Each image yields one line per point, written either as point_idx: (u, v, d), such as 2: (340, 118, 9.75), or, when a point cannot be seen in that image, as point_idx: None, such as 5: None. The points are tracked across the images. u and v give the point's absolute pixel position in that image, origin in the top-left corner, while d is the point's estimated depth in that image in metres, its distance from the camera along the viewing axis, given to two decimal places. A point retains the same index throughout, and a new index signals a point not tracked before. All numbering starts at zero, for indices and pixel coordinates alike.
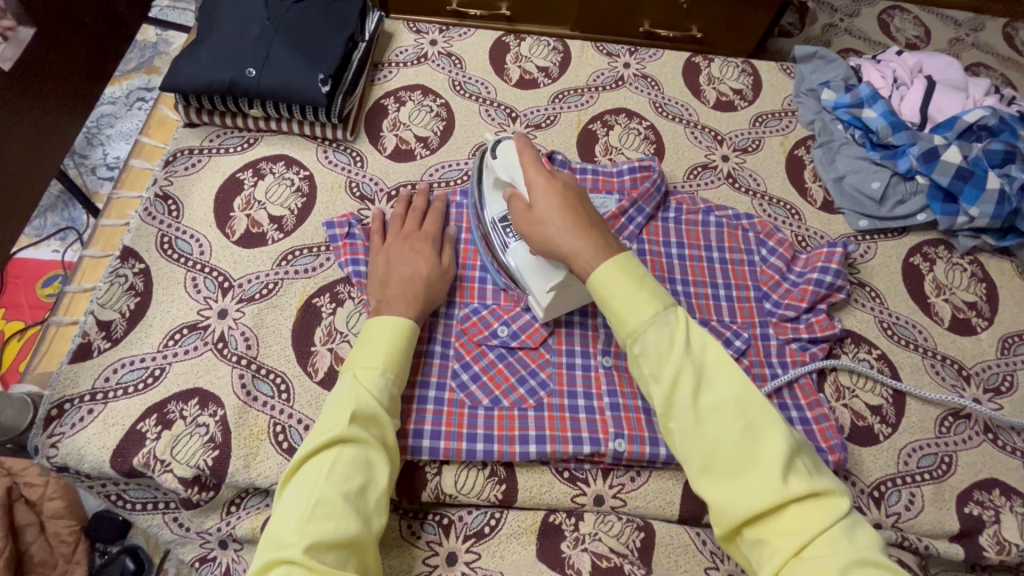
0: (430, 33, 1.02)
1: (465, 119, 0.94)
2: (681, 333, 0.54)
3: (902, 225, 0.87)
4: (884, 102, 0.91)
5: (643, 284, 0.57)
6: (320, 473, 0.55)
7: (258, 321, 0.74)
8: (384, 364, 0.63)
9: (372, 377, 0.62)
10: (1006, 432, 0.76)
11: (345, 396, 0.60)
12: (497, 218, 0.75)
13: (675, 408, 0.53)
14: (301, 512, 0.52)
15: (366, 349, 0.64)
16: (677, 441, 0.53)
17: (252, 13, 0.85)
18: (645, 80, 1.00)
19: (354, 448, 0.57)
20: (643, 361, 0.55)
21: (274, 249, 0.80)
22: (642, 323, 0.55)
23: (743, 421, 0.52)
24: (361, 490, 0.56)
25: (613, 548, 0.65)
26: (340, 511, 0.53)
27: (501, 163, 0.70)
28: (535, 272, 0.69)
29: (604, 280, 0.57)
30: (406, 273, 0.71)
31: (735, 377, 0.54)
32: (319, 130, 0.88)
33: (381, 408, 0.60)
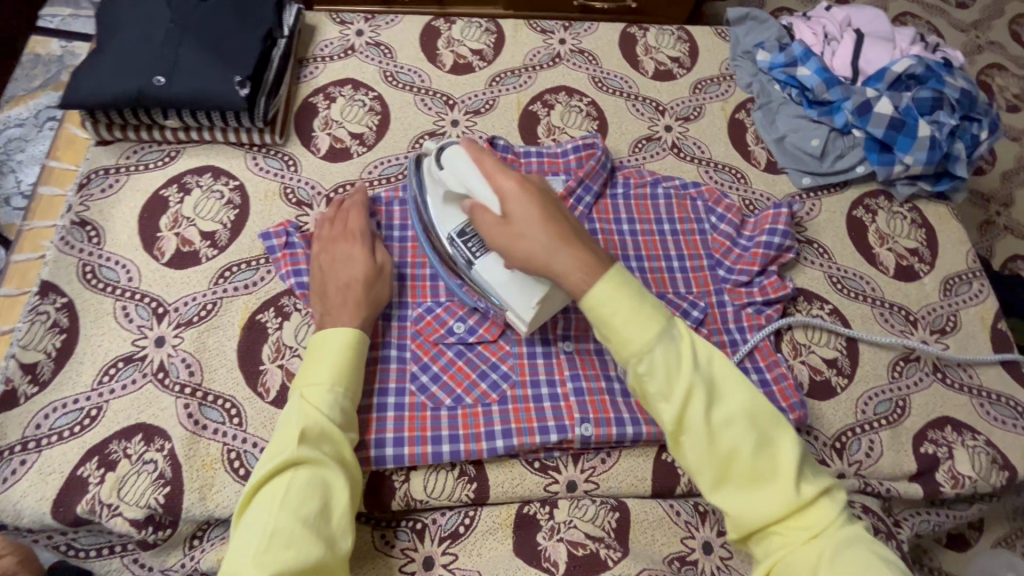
0: (355, 23, 0.97)
1: (400, 111, 0.90)
2: (686, 350, 0.54)
3: (843, 179, 0.89)
4: (816, 59, 0.91)
5: (644, 300, 0.55)
6: (273, 501, 0.53)
7: (199, 345, 0.70)
8: (333, 378, 0.61)
9: (319, 395, 0.60)
10: (954, 370, 0.79)
11: (292, 420, 0.58)
12: (453, 233, 0.69)
13: (687, 428, 0.53)
14: (256, 545, 0.50)
15: (313, 364, 0.63)
16: (688, 454, 0.54)
17: (153, 16, 0.78)
18: (582, 55, 0.98)
19: (307, 469, 0.55)
20: (649, 381, 0.54)
21: (208, 267, 0.75)
22: (648, 342, 0.53)
23: (755, 432, 0.53)
24: (320, 512, 0.54)
25: (589, 532, 0.65)
26: (300, 537, 0.51)
27: (450, 174, 0.65)
28: (514, 286, 0.65)
29: (600, 295, 0.55)
30: (345, 279, 0.68)
31: (741, 387, 0.54)
32: (245, 136, 0.83)
33: (332, 424, 0.59)
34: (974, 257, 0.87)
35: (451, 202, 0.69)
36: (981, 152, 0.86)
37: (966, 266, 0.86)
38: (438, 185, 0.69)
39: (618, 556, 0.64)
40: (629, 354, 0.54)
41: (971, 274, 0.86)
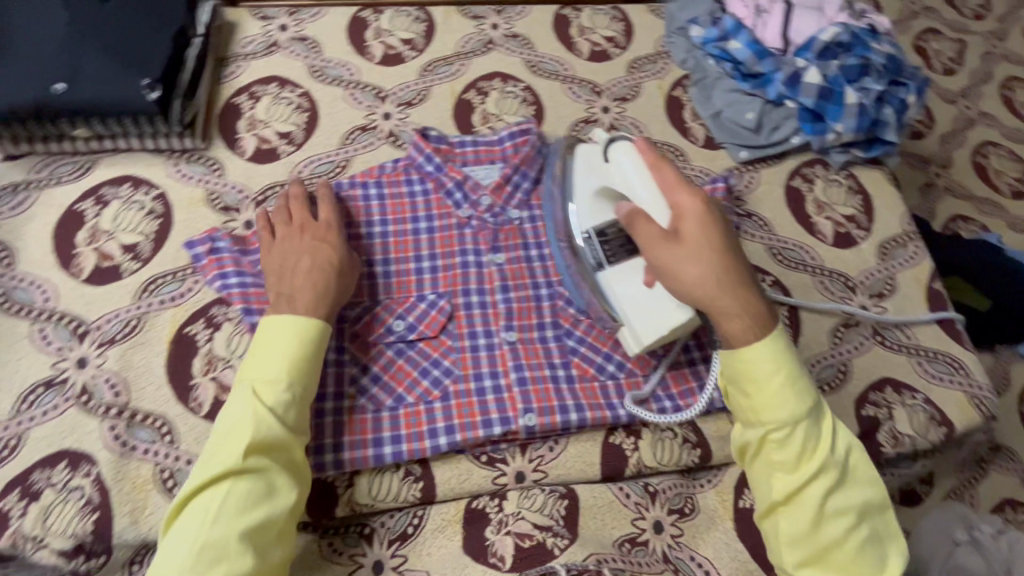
0: (277, 17, 0.94)
1: (329, 107, 0.87)
2: (825, 436, 0.58)
3: (779, 151, 0.89)
4: (747, 32, 0.91)
5: (793, 381, 0.58)
6: (209, 509, 0.52)
7: (124, 364, 0.67)
8: (290, 376, 0.59)
9: (272, 394, 0.57)
10: (892, 332, 0.80)
11: (239, 421, 0.56)
12: (592, 229, 0.71)
13: (799, 502, 0.57)
14: (190, 552, 0.50)
15: (264, 354, 0.60)
16: (786, 526, 0.57)
17: (52, 22, 0.75)
18: (516, 40, 0.96)
19: (249, 479, 0.54)
20: (776, 450, 0.58)
21: (131, 281, 0.72)
22: (788, 418, 0.57)
23: (863, 527, 0.56)
24: (261, 521, 0.53)
25: (536, 522, 0.65)
26: (234, 551, 0.51)
27: (618, 173, 0.67)
28: (638, 308, 0.67)
29: (754, 361, 0.58)
30: (302, 269, 0.65)
31: (864, 485, 0.58)
32: (164, 142, 0.79)
33: (284, 428, 0.57)
34: (908, 220, 0.88)
35: (603, 200, 0.71)
36: (910, 116, 0.87)
37: (901, 229, 0.88)
38: (599, 180, 0.71)
39: (565, 544, 0.64)
40: (763, 419, 0.58)
41: (906, 237, 0.87)
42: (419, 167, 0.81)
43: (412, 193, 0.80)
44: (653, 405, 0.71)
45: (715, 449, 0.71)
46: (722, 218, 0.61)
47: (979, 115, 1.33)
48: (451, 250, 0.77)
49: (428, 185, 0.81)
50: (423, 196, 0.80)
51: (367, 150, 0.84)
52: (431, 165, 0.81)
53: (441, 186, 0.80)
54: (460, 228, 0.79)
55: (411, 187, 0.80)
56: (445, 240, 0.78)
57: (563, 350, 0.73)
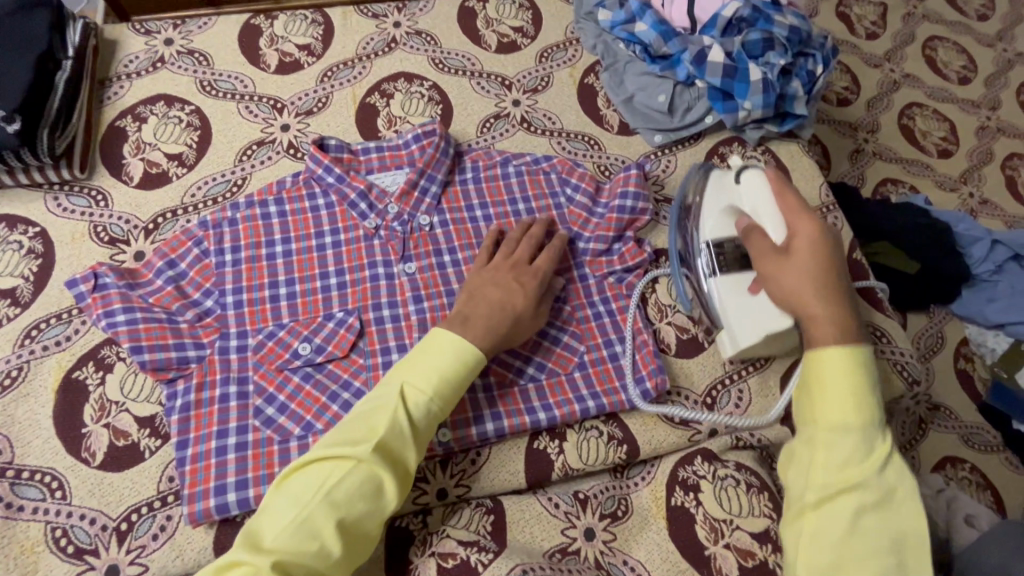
0: (162, 31, 0.88)
1: (223, 123, 0.82)
2: (881, 453, 0.53)
3: (694, 132, 0.88)
4: (653, 12, 0.89)
5: (866, 394, 0.55)
6: (322, 487, 0.52)
7: (6, 418, 0.63)
8: (435, 392, 0.58)
9: (415, 402, 0.58)
10: None
11: (381, 414, 0.56)
12: (712, 242, 0.71)
13: (831, 510, 0.52)
14: (288, 524, 0.51)
15: (421, 360, 0.60)
16: (810, 530, 0.53)
17: None
18: (419, 37, 0.93)
19: (363, 470, 0.54)
20: (821, 450, 0.54)
21: (11, 328, 0.67)
22: (846, 425, 0.54)
23: (894, 558, 0.51)
24: (359, 518, 0.53)
25: (461, 538, 0.62)
26: (327, 536, 0.51)
27: (746, 192, 0.68)
28: (744, 318, 0.68)
29: (827, 364, 0.56)
30: (505, 301, 0.65)
31: (913, 522, 0.52)
32: (39, 175, 0.74)
33: (412, 437, 0.57)
34: (826, 191, 0.87)
35: (725, 217, 0.71)
36: (819, 87, 0.87)
37: (820, 201, 0.86)
38: (725, 196, 0.72)
39: (488, 560, 0.61)
40: (818, 420, 0.56)
41: (826, 208, 0.86)
42: (319, 179, 0.77)
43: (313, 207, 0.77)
44: (576, 405, 0.69)
45: (643, 444, 0.70)
46: (830, 236, 0.62)
47: (903, 77, 1.33)
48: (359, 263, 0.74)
49: (331, 199, 0.77)
50: (327, 210, 0.77)
51: (265, 165, 0.80)
52: (331, 175, 0.77)
53: (344, 200, 0.77)
54: (367, 240, 0.76)
55: (311, 201, 0.77)
56: (351, 253, 0.75)
57: None
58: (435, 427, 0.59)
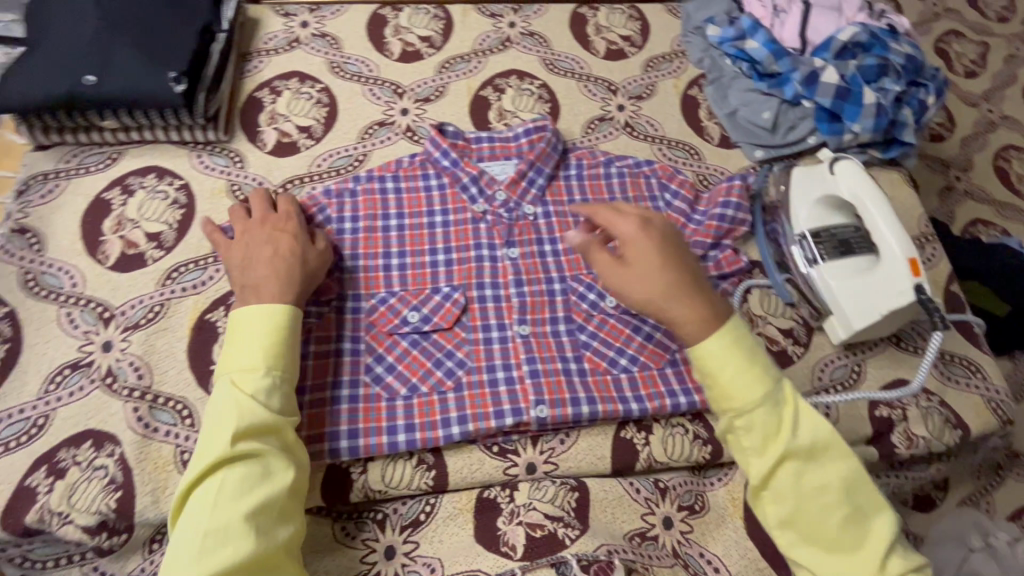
0: (299, 14, 0.95)
1: (349, 102, 0.88)
2: (787, 413, 0.59)
3: (795, 151, 0.88)
4: (764, 31, 0.91)
5: (752, 363, 0.60)
6: (210, 497, 0.53)
7: (148, 348, 0.69)
8: (267, 361, 0.59)
9: (252, 379, 0.57)
10: (909, 333, 0.79)
11: (222, 409, 0.56)
12: (808, 232, 0.76)
13: (775, 484, 0.59)
14: (194, 549, 0.50)
15: (240, 345, 0.59)
16: (772, 507, 0.59)
17: (82, 14, 0.77)
18: (532, 38, 0.97)
19: (243, 465, 0.54)
20: (745, 437, 0.59)
21: (155, 268, 0.74)
22: (752, 402, 0.59)
23: (849, 503, 0.58)
24: (261, 502, 0.53)
25: (548, 513, 0.66)
26: (238, 535, 0.51)
27: (843, 180, 0.76)
28: (855, 299, 0.72)
29: (710, 352, 0.61)
30: (259, 255, 0.65)
31: (842, 460, 0.59)
32: (189, 134, 0.81)
33: (271, 415, 0.57)
34: (926, 222, 0.87)
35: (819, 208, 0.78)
36: (928, 117, 0.87)
37: (919, 230, 0.86)
38: (818, 188, 0.79)
39: (576, 535, 0.64)
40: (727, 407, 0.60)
41: (924, 238, 0.85)
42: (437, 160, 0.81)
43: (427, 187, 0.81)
44: (667, 399, 0.71)
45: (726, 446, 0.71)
46: (660, 235, 0.65)
47: (1000, 119, 1.31)
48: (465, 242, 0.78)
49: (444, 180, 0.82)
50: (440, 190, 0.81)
51: (385, 144, 0.86)
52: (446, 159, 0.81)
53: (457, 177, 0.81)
54: (474, 222, 0.80)
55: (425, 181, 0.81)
56: (458, 232, 0.79)
57: (575, 344, 0.73)
58: (288, 392, 0.60)
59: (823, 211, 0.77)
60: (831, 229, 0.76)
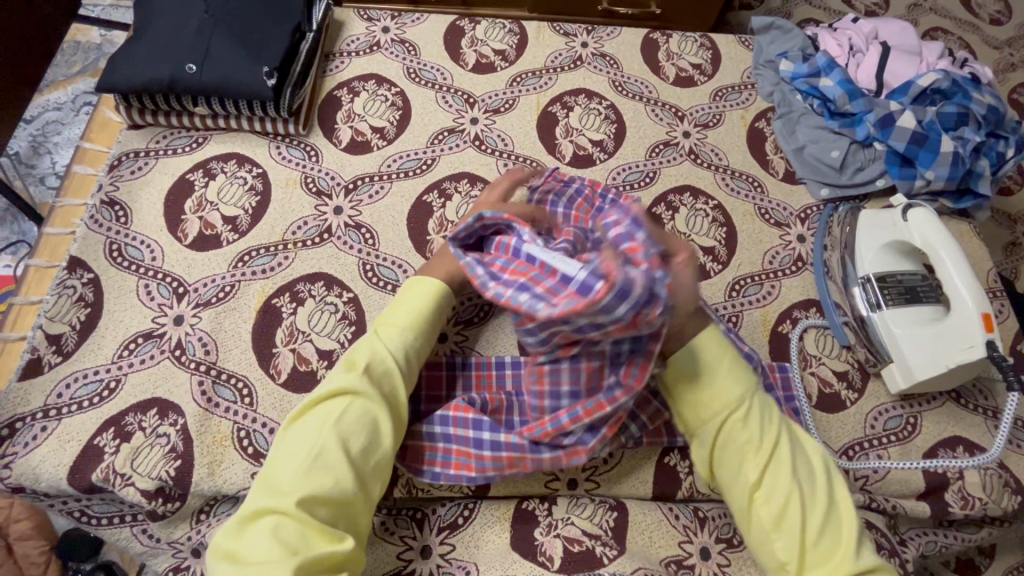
0: (381, 19, 0.99)
1: (422, 108, 0.91)
2: (772, 404, 0.61)
3: (861, 192, 0.87)
4: (840, 70, 0.91)
5: (727, 366, 0.62)
6: (325, 424, 0.55)
7: (215, 326, 0.72)
8: (408, 322, 0.63)
9: (391, 334, 0.61)
10: (969, 390, 0.76)
11: (362, 351, 0.60)
12: (872, 275, 0.77)
13: (774, 474, 0.57)
14: (300, 466, 0.52)
15: (397, 305, 0.64)
16: (769, 503, 0.57)
17: (188, 7, 0.82)
18: (603, 59, 0.99)
19: (362, 402, 0.57)
20: (746, 428, 0.59)
21: (229, 250, 0.77)
22: (747, 390, 0.61)
23: (830, 496, 0.57)
24: (362, 449, 0.55)
25: (586, 530, 0.66)
26: (338, 468, 0.53)
27: (914, 226, 0.75)
28: (921, 348, 0.71)
29: (698, 353, 0.62)
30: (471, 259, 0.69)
31: (815, 452, 0.60)
32: (270, 125, 0.85)
33: (397, 365, 0.60)
34: (996, 276, 0.84)
35: (886, 253, 0.78)
36: (1006, 170, 0.86)
37: (987, 283, 0.83)
38: (886, 233, 0.78)
39: (614, 554, 0.64)
40: (718, 411, 0.60)
41: (992, 293, 0.83)
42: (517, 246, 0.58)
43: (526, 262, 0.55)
44: None
45: None
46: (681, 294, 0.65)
47: None
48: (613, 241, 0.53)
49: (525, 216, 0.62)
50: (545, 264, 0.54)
51: (453, 151, 0.88)
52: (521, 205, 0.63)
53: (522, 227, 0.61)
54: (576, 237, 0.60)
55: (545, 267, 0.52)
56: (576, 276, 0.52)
57: None
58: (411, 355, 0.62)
59: (888, 257, 0.78)
60: (894, 274, 0.76)
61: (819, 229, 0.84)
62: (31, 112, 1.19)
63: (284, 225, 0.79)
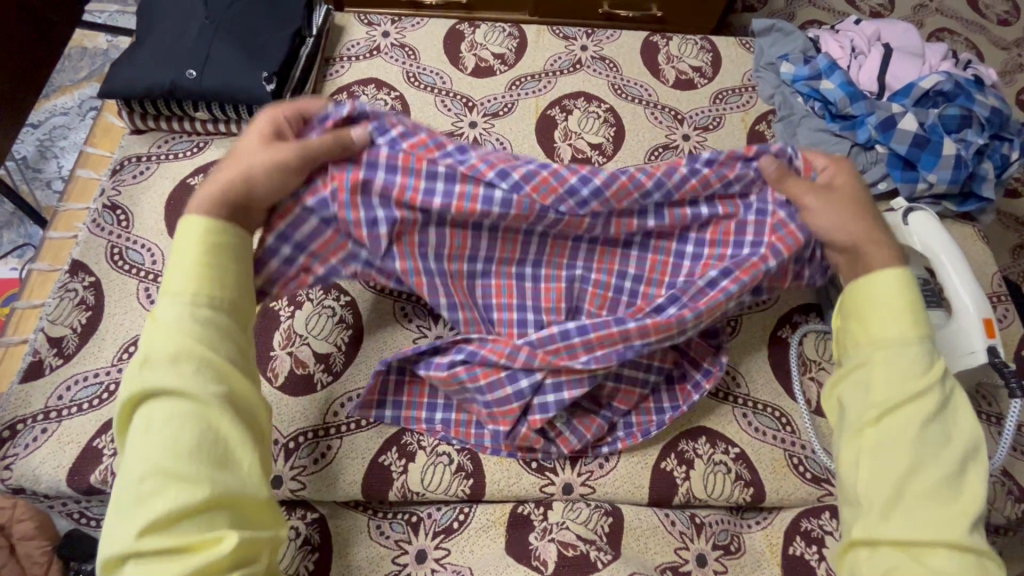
0: (381, 24, 0.99)
1: (421, 111, 0.92)
2: (935, 359, 0.56)
3: None
4: (841, 72, 0.90)
5: (914, 307, 0.58)
6: (141, 440, 0.49)
7: None
8: (191, 288, 0.54)
9: (173, 308, 0.53)
10: (972, 397, 0.75)
11: (147, 344, 0.53)
12: None
13: (897, 420, 0.53)
14: (129, 492, 0.48)
15: (177, 268, 0.55)
16: (879, 449, 0.53)
17: (189, 14, 0.83)
18: (603, 62, 0.99)
19: (166, 400, 0.50)
20: (891, 365, 0.55)
21: None
22: (905, 333, 0.56)
23: (958, 466, 0.52)
24: (195, 443, 0.49)
25: (580, 534, 0.66)
26: (173, 477, 0.47)
27: (915, 230, 0.73)
28: None
29: (870, 284, 0.59)
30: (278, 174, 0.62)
31: (966, 422, 0.54)
32: None
33: (187, 342, 0.52)
34: (999, 280, 0.83)
35: None
36: (1011, 172, 0.85)
37: (991, 288, 0.82)
38: (887, 237, 0.76)
39: (608, 559, 0.64)
40: (871, 341, 0.58)
41: (995, 297, 0.82)
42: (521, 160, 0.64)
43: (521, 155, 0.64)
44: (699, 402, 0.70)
45: (769, 491, 0.69)
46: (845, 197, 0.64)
47: None
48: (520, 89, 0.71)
49: (392, 167, 0.62)
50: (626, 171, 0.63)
51: None
52: (379, 169, 0.62)
53: (427, 152, 0.63)
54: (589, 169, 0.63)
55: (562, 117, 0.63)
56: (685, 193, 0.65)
57: None
58: (233, 317, 0.55)
59: None
60: None
61: None
62: (38, 117, 1.21)
63: None
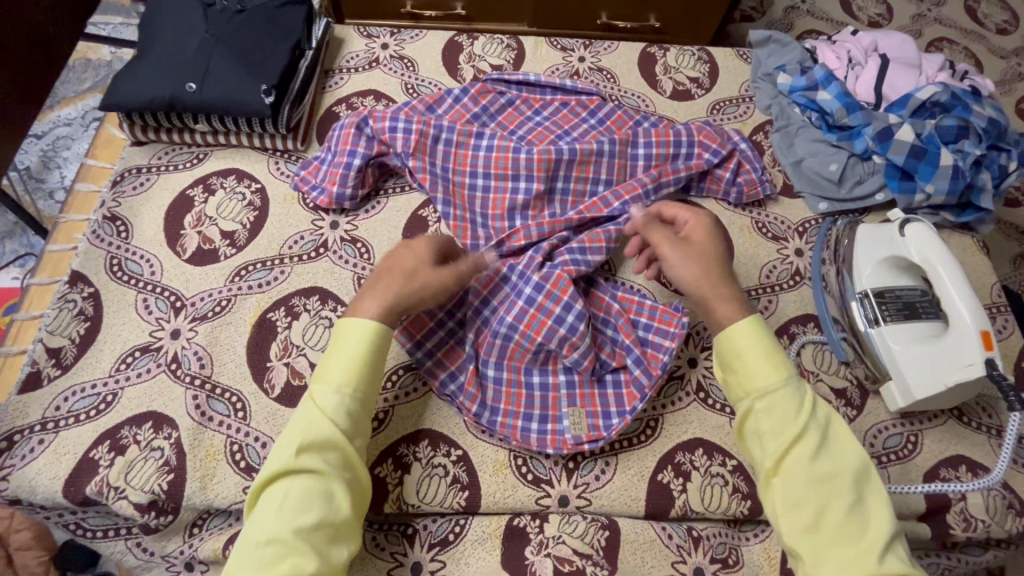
0: (381, 36, 1.00)
1: None
2: (801, 398, 0.61)
3: (861, 206, 0.86)
4: (838, 84, 0.90)
5: (771, 353, 0.63)
6: (274, 509, 0.55)
7: (211, 339, 0.73)
8: (346, 381, 0.61)
9: (329, 397, 0.60)
10: (972, 409, 0.75)
11: (299, 424, 0.59)
12: (871, 291, 0.74)
13: (788, 470, 0.59)
14: (256, 554, 0.52)
15: (335, 357, 0.62)
16: (783, 495, 0.58)
17: (189, 28, 0.84)
18: (600, 73, 0.99)
19: (307, 478, 0.56)
20: (765, 418, 0.61)
21: (226, 265, 0.78)
22: (771, 385, 0.62)
23: (854, 494, 0.57)
24: (317, 522, 0.55)
25: (577, 549, 0.65)
26: (294, 551, 0.52)
27: (913, 245, 0.73)
28: (921, 367, 0.69)
29: (732, 342, 0.64)
30: (398, 263, 0.67)
31: (851, 454, 0.59)
32: (269, 141, 0.86)
33: (336, 432, 0.58)
34: (1000, 291, 0.82)
35: (884, 268, 0.76)
36: (1009, 183, 0.85)
37: (991, 299, 0.81)
38: (885, 249, 0.76)
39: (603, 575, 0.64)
40: (746, 393, 0.63)
41: (995, 308, 0.81)
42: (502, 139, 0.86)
43: (507, 128, 0.87)
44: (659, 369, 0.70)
45: None
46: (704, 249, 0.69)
47: None
48: (501, 84, 0.91)
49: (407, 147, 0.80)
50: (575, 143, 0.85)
51: None
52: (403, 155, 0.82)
53: None
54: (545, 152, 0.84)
55: (527, 102, 0.90)
56: None
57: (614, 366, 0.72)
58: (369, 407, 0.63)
59: (886, 273, 0.76)
60: (895, 289, 0.74)
61: (817, 243, 0.83)
62: (42, 128, 1.22)
63: (281, 239, 0.80)
